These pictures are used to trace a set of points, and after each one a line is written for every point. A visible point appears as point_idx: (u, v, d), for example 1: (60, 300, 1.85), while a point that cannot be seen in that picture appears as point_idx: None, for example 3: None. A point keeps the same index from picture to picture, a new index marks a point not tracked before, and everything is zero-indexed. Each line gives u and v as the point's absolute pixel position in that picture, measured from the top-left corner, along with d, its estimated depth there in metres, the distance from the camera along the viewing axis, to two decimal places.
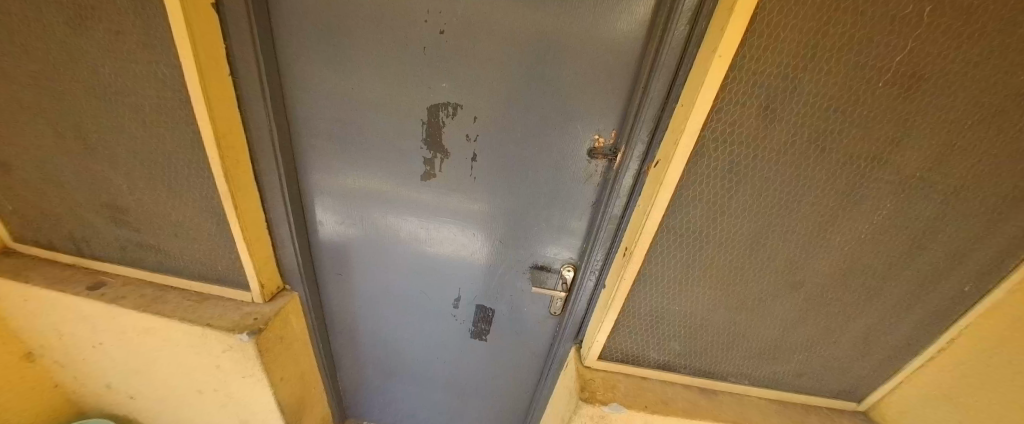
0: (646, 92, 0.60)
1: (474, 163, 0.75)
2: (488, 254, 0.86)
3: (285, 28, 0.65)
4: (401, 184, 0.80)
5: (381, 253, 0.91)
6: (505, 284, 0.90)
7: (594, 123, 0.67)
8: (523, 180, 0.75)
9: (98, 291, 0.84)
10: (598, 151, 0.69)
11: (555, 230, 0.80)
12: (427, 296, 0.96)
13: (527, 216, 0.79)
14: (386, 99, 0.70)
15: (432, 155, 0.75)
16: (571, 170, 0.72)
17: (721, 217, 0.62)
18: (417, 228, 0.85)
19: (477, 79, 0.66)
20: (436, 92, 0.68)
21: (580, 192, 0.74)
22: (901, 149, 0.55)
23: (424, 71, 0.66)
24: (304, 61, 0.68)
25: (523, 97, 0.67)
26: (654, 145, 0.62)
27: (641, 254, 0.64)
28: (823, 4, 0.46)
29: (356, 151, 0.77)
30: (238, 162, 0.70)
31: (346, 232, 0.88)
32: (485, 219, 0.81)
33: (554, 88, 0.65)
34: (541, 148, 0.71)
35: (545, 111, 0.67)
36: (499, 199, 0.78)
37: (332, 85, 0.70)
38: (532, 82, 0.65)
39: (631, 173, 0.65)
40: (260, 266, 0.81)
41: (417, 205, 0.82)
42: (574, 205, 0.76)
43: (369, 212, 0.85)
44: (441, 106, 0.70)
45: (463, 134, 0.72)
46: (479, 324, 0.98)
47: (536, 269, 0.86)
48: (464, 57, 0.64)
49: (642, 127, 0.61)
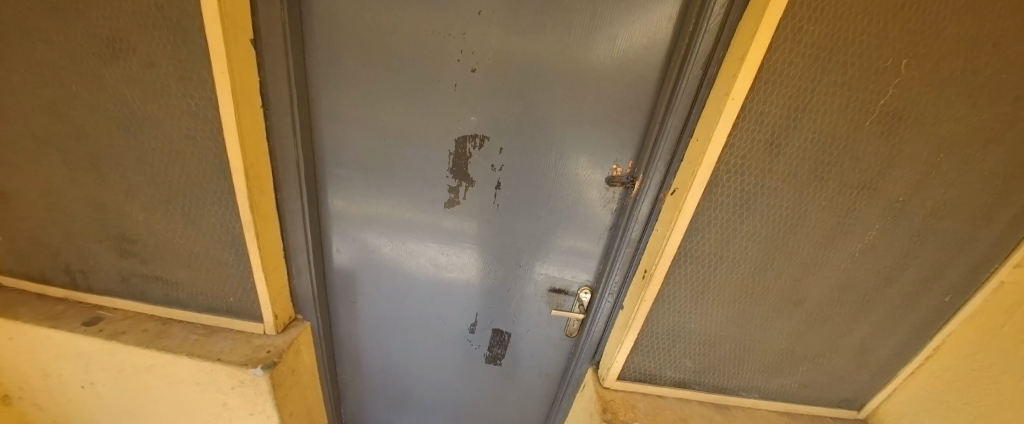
0: (662, 126, 0.65)
1: (498, 191, 0.78)
2: (507, 278, 0.88)
3: (319, 63, 0.68)
4: (424, 212, 0.82)
5: (398, 280, 0.91)
6: (522, 308, 0.91)
7: (613, 154, 0.72)
8: (544, 207, 0.79)
9: (95, 326, 0.80)
10: (617, 180, 0.74)
11: (573, 254, 0.83)
12: (443, 322, 0.96)
13: (548, 240, 0.82)
14: (414, 130, 0.73)
15: (456, 183, 0.78)
16: (590, 197, 0.77)
17: (734, 240, 0.67)
18: (437, 255, 0.87)
19: (504, 113, 0.70)
20: (464, 124, 0.72)
21: (598, 217, 0.78)
22: (886, 178, 0.63)
23: (453, 104, 0.70)
24: (336, 94, 0.70)
25: (547, 130, 0.71)
26: (670, 174, 0.67)
27: (660, 275, 0.69)
28: (820, 56, 0.53)
29: (381, 180, 0.78)
30: (262, 191, 0.70)
31: (363, 260, 0.88)
32: (505, 244, 0.84)
33: (576, 122, 0.70)
34: (564, 176, 0.75)
35: (567, 143, 0.72)
36: (520, 225, 0.82)
37: (362, 116, 0.72)
38: (555, 116, 0.70)
39: (648, 200, 0.70)
40: (275, 296, 0.79)
41: (439, 232, 0.84)
42: (592, 230, 0.80)
43: (389, 239, 0.86)
44: (468, 137, 0.73)
45: (488, 164, 0.76)
46: (494, 349, 0.98)
47: (554, 292, 0.88)
48: (492, 92, 0.69)
49: (660, 159, 0.67)
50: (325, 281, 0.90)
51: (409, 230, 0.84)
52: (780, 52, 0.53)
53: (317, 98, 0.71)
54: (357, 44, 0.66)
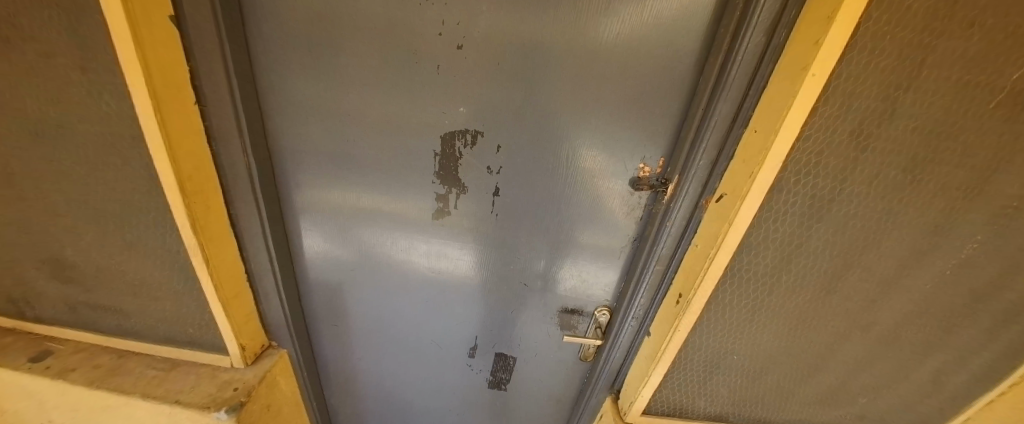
0: (708, 114, 0.50)
1: (496, 198, 0.65)
2: (510, 298, 0.76)
3: (265, 45, 0.53)
4: (410, 223, 0.69)
5: (386, 300, 0.79)
6: (529, 330, 0.80)
7: (639, 150, 0.57)
8: (553, 217, 0.65)
9: (41, 363, 0.70)
10: (643, 182, 0.59)
11: (587, 270, 0.70)
12: (439, 344, 0.85)
13: (557, 254, 0.69)
14: (391, 126, 0.59)
15: (446, 190, 0.65)
16: (610, 204, 0.63)
17: (797, 258, 0.53)
18: (429, 271, 0.75)
19: (500, 103, 0.56)
20: (451, 117, 0.58)
21: (619, 228, 0.65)
22: (1006, 180, 0.47)
23: (437, 93, 0.56)
24: (291, 84, 0.56)
25: (556, 122, 0.57)
26: (716, 175, 0.52)
27: (699, 303, 0.55)
28: (943, 11, 0.37)
29: (356, 187, 0.66)
30: (208, 206, 0.58)
31: (343, 278, 0.76)
32: (507, 259, 0.71)
33: (592, 112, 0.55)
34: (576, 181, 0.61)
35: (579, 138, 0.57)
36: (525, 237, 0.68)
37: (326, 110, 0.58)
38: (566, 104, 0.55)
39: (685, 207, 0.56)
40: (238, 326, 0.68)
41: (430, 246, 0.72)
42: (611, 242, 0.66)
43: (372, 255, 0.74)
44: (457, 134, 0.59)
45: (484, 165, 0.62)
46: (497, 374, 0.87)
47: (565, 313, 0.76)
48: (486, 76, 0.54)
49: (703, 157, 0.52)
50: (302, 303, 0.79)
51: (396, 246, 0.72)
52: (885, 7, 0.37)
53: (269, 90, 0.57)
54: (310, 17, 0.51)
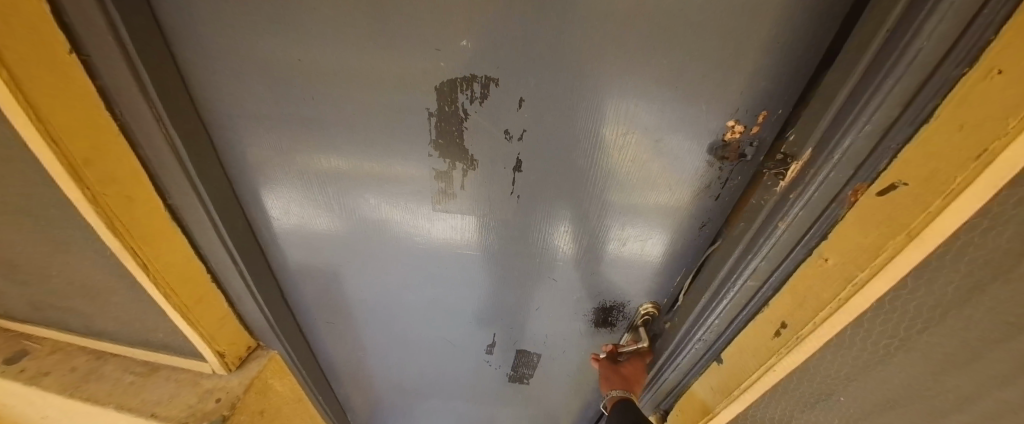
0: (901, 40, 0.26)
1: (518, 175, 0.48)
2: (537, 291, 0.65)
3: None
4: (406, 208, 0.55)
5: (385, 296, 0.67)
6: (557, 324, 0.70)
7: (731, 101, 0.38)
8: (592, 200, 0.50)
9: (16, 365, 0.63)
10: (731, 149, 0.42)
11: (631, 265, 0.58)
12: (451, 341, 0.76)
13: (597, 245, 0.56)
14: (363, 75, 0.40)
15: (448, 165, 0.49)
16: (675, 184, 0.47)
17: (987, 302, 0.28)
18: (440, 265, 0.62)
19: (523, 37, 0.35)
20: (451, 63, 0.38)
21: (679, 214, 0.50)
22: None
23: (425, 16, 0.35)
24: (196, 11, 0.35)
25: (607, 65, 0.36)
26: (888, 152, 0.30)
27: (812, 345, 0.37)
28: None
29: (316, 162, 0.49)
30: (129, 197, 0.44)
31: (332, 273, 0.63)
32: (534, 250, 0.58)
33: (674, 46, 0.34)
34: (630, 156, 0.44)
35: (646, 93, 0.38)
36: (558, 225, 0.54)
37: (266, 53, 0.39)
38: (633, 31, 0.33)
39: (812, 203, 0.34)
40: (211, 332, 0.57)
41: (440, 241, 0.58)
42: (669, 231, 0.53)
43: (360, 247, 0.60)
44: (460, 83, 0.40)
45: (501, 131, 0.44)
46: (519, 370, 0.82)
47: (603, 308, 0.65)
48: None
49: (871, 122, 0.29)
50: (286, 300, 0.66)
51: (394, 237, 0.58)
52: None
53: (169, 23, 0.36)
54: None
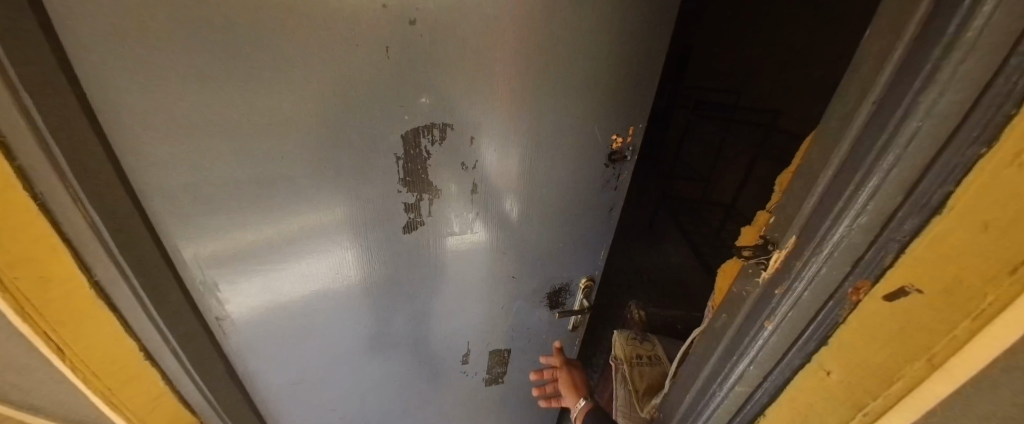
0: (894, 113, 0.21)
1: (476, 196, 0.53)
2: (500, 292, 0.67)
3: (62, 2, 0.28)
4: (370, 249, 0.53)
5: (349, 342, 0.64)
6: (524, 317, 0.74)
7: (608, 120, 0.52)
8: (539, 201, 0.57)
9: None
10: (617, 153, 0.57)
11: (574, 249, 0.67)
12: (427, 361, 0.73)
13: (548, 237, 0.63)
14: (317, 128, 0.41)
15: (416, 198, 0.51)
16: (591, 172, 0.57)
17: None
18: (405, 293, 0.61)
19: (472, 84, 0.43)
20: (413, 113, 0.43)
21: (592, 195, 0.60)
22: None
23: (385, 73, 0.39)
24: (136, 78, 0.33)
25: (528, 90, 0.46)
26: (893, 244, 0.24)
27: None
28: None
29: (237, 234, 0.46)
30: (46, 278, 0.39)
31: (288, 332, 0.59)
32: (491, 252, 0.61)
33: (574, 81, 0.47)
34: (561, 154, 0.53)
35: (558, 105, 0.48)
36: (513, 226, 0.59)
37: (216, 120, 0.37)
38: (544, 74, 0.45)
39: (801, 298, 0.28)
40: (139, 410, 0.52)
41: (405, 268, 0.58)
42: (587, 207, 0.62)
43: (312, 299, 0.56)
44: (422, 130, 0.45)
45: (459, 163, 0.50)
46: (495, 370, 0.83)
47: (554, 294, 0.72)
48: (447, 60, 0.41)
49: (867, 210, 0.24)
50: (237, 373, 0.60)
51: (356, 280, 0.56)
52: None
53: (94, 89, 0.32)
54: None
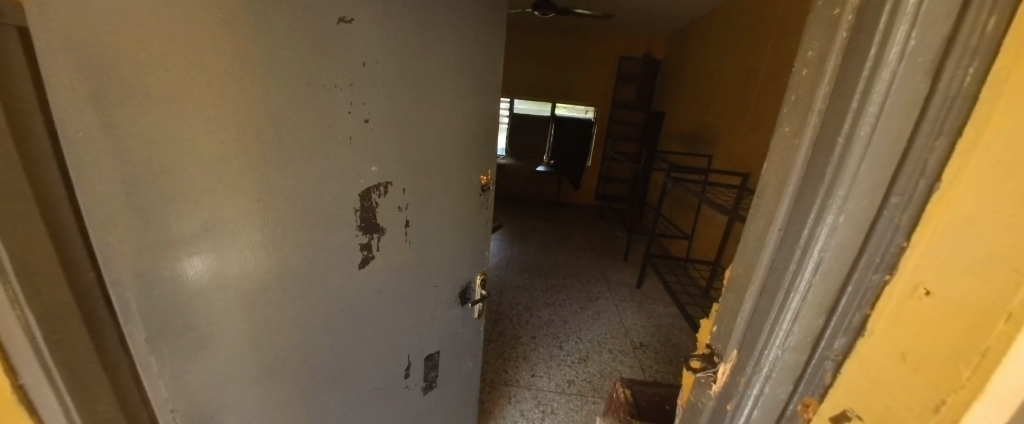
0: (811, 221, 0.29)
1: (408, 228, 0.68)
2: (428, 302, 0.79)
3: (136, 128, 0.35)
4: (333, 294, 0.59)
5: (312, 401, 0.62)
6: (450, 324, 0.90)
7: (477, 165, 0.84)
8: (448, 221, 0.78)
9: None
10: (485, 185, 0.88)
11: (472, 252, 0.91)
12: (380, 387, 0.75)
13: (456, 248, 0.84)
14: (308, 195, 0.51)
15: (368, 237, 0.62)
16: (473, 200, 0.86)
17: None
18: (359, 330, 0.66)
19: (400, 152, 0.62)
20: (365, 175, 0.58)
21: (474, 213, 0.87)
22: None
23: (349, 148, 0.54)
24: (172, 167, 0.38)
25: (437, 150, 0.70)
26: (828, 359, 0.31)
27: None
28: None
29: (190, 270, 0.42)
30: None
31: (255, 414, 0.54)
32: (421, 269, 0.75)
33: (461, 143, 0.76)
34: (455, 189, 0.78)
35: (449, 155, 0.73)
36: (433, 237, 0.76)
37: (237, 200, 0.44)
38: (445, 140, 0.71)
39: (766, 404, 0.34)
40: None
41: (361, 307, 0.65)
42: (474, 223, 0.88)
43: (274, 358, 0.54)
44: (371, 188, 0.59)
45: (395, 207, 0.65)
46: (429, 373, 0.87)
47: (463, 297, 0.92)
48: (387, 137, 0.59)
49: (792, 331, 0.31)
50: None
51: (320, 331, 0.59)
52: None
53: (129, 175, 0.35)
54: (229, 65, 0.39)
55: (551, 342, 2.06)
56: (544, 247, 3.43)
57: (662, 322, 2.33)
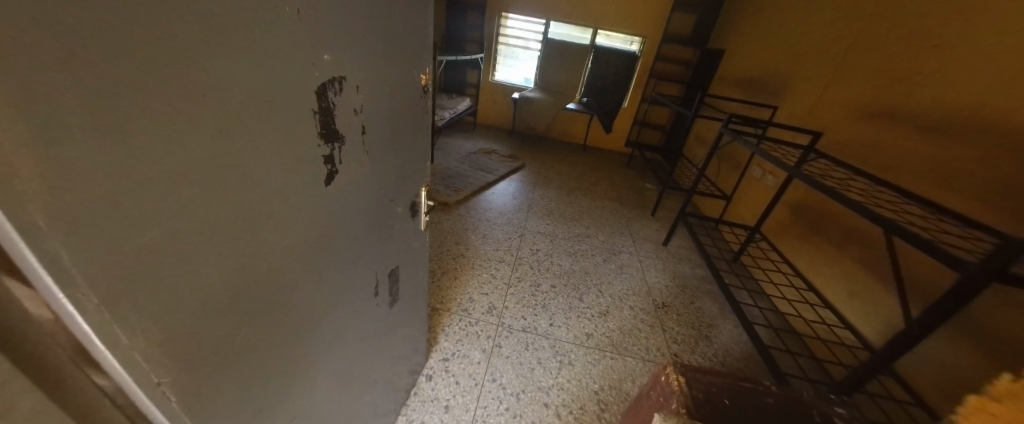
0: None
1: (366, 138, 0.62)
2: (384, 219, 0.78)
3: None
4: (300, 213, 0.53)
5: (291, 323, 0.58)
6: (405, 238, 0.91)
7: (422, 61, 0.76)
8: (396, 127, 0.73)
9: None
10: (428, 83, 0.82)
11: (418, 162, 0.88)
12: (353, 310, 0.76)
13: (405, 158, 0.80)
14: (257, 88, 0.41)
15: (328, 147, 0.55)
16: (418, 103, 0.80)
17: None
18: (327, 248, 0.62)
19: (353, 35, 0.53)
20: (318, 66, 0.48)
21: (418, 119, 0.82)
22: None
23: (296, 22, 0.43)
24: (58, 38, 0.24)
25: (386, 38, 0.61)
26: None
27: None
28: None
29: (102, 193, 0.29)
30: None
31: (238, 343, 0.49)
32: (377, 181, 0.71)
33: (407, 29, 0.67)
34: (402, 88, 0.71)
35: (397, 43, 0.65)
36: (386, 143, 0.70)
37: (173, 95, 0.33)
38: (392, 23, 0.62)
39: None
40: None
41: (328, 220, 0.60)
42: (419, 131, 0.84)
43: (252, 285, 0.48)
44: (327, 85, 0.51)
45: (352, 110, 0.57)
46: (392, 289, 0.92)
47: (413, 208, 0.92)
48: (335, 15, 0.48)
49: None
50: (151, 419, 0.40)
51: (292, 248, 0.53)
52: None
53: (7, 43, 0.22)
54: None
55: (566, 291, 2.00)
56: (547, 189, 3.25)
57: (687, 284, 2.23)
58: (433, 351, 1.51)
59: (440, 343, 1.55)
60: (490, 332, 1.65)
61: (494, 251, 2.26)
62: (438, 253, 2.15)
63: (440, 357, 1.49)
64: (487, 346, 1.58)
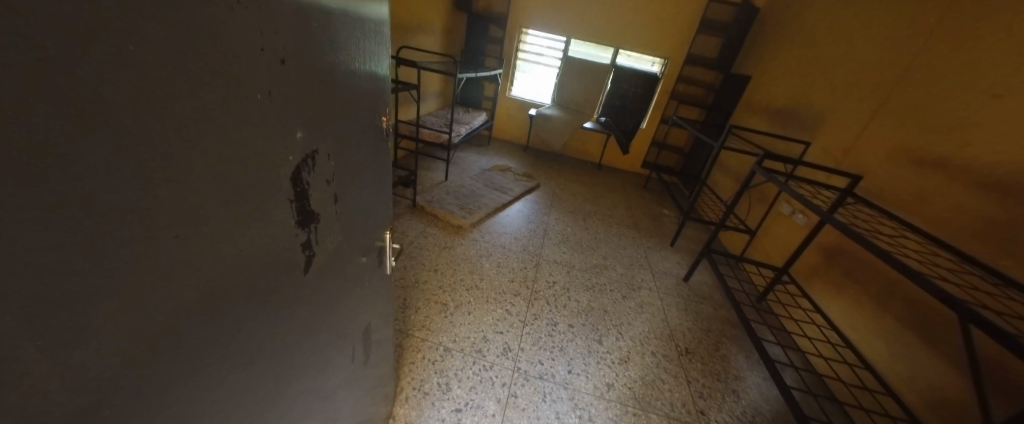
0: None
1: (338, 205, 0.63)
2: (353, 276, 0.77)
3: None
4: (271, 294, 0.53)
5: (261, 399, 0.58)
6: (372, 288, 0.90)
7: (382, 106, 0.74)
8: (362, 182, 0.72)
9: None
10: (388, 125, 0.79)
11: (384, 208, 0.87)
12: (321, 374, 0.74)
13: (371, 210, 0.79)
14: (227, 184, 0.40)
15: (303, 229, 0.56)
16: (381, 148, 0.78)
17: None
18: (296, 319, 0.61)
19: (320, 100, 0.52)
20: (290, 145, 0.48)
21: (382, 166, 0.80)
22: None
23: (267, 104, 0.43)
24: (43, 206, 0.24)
25: (350, 93, 0.60)
26: None
27: None
28: None
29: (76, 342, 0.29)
30: None
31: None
32: (347, 242, 0.70)
33: (368, 80, 0.66)
34: (364, 141, 0.69)
35: (360, 95, 0.64)
36: (355, 199, 0.70)
37: (153, 214, 0.32)
38: (355, 77, 0.61)
39: None
40: None
41: (299, 291, 0.59)
42: (383, 177, 0.83)
43: (223, 375, 0.48)
44: (302, 165, 0.51)
45: (324, 182, 0.57)
46: (363, 341, 0.91)
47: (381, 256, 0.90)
48: (301, 85, 0.48)
49: None
50: None
51: (264, 327, 0.54)
52: None
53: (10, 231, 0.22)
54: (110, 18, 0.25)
55: (587, 334, 1.89)
56: (546, 211, 3.17)
57: (711, 327, 2.11)
58: (444, 399, 1.43)
59: (452, 391, 1.47)
60: (506, 379, 1.56)
61: (508, 282, 2.17)
62: (449, 283, 2.07)
63: (451, 408, 1.41)
64: (501, 395, 1.49)
